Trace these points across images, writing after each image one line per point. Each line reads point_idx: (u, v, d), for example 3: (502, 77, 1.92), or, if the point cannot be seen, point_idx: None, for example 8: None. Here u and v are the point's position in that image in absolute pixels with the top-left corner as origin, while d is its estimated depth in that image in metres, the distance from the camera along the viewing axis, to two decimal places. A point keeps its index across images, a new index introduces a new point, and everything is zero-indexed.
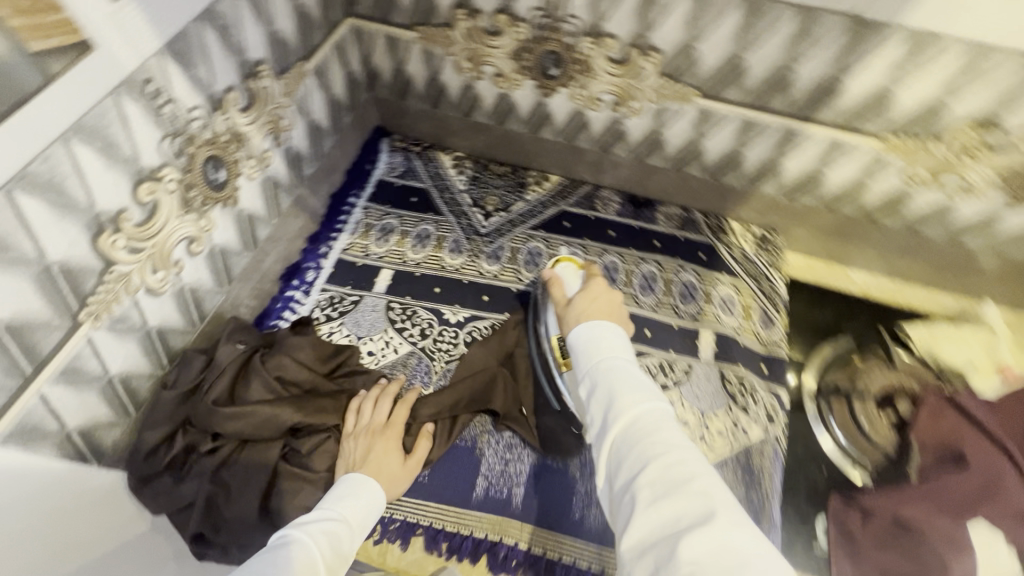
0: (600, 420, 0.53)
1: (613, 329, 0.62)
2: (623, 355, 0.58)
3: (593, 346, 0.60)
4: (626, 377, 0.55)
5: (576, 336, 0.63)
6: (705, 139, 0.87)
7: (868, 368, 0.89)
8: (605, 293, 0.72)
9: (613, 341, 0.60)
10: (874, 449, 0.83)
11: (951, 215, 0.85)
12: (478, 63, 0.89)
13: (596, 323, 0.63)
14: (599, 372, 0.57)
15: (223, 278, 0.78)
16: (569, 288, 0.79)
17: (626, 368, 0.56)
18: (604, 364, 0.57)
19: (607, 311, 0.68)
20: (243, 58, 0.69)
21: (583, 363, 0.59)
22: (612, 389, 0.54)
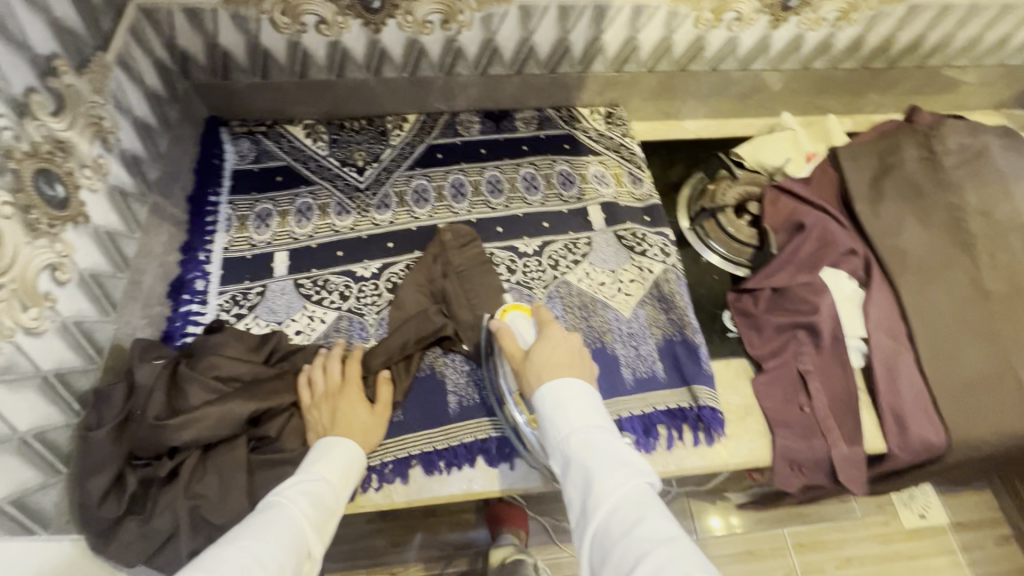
0: (580, 514, 0.55)
1: (580, 391, 0.63)
2: (596, 423, 0.61)
3: (561, 409, 0.62)
4: (600, 451, 0.57)
5: (541, 401, 0.64)
6: (533, 36, 0.95)
7: (721, 189, 1.06)
8: (563, 340, 0.70)
9: (583, 408, 0.62)
10: (744, 248, 1.01)
11: (738, 46, 1.03)
12: (296, 15, 0.87)
13: (563, 383, 0.64)
14: (572, 449, 0.59)
15: (106, 306, 0.71)
16: (524, 341, 0.76)
17: (598, 440, 0.58)
18: (576, 438, 0.59)
19: (568, 363, 0.67)
20: (32, 54, 0.61)
21: (552, 435, 0.61)
22: (587, 468, 0.56)
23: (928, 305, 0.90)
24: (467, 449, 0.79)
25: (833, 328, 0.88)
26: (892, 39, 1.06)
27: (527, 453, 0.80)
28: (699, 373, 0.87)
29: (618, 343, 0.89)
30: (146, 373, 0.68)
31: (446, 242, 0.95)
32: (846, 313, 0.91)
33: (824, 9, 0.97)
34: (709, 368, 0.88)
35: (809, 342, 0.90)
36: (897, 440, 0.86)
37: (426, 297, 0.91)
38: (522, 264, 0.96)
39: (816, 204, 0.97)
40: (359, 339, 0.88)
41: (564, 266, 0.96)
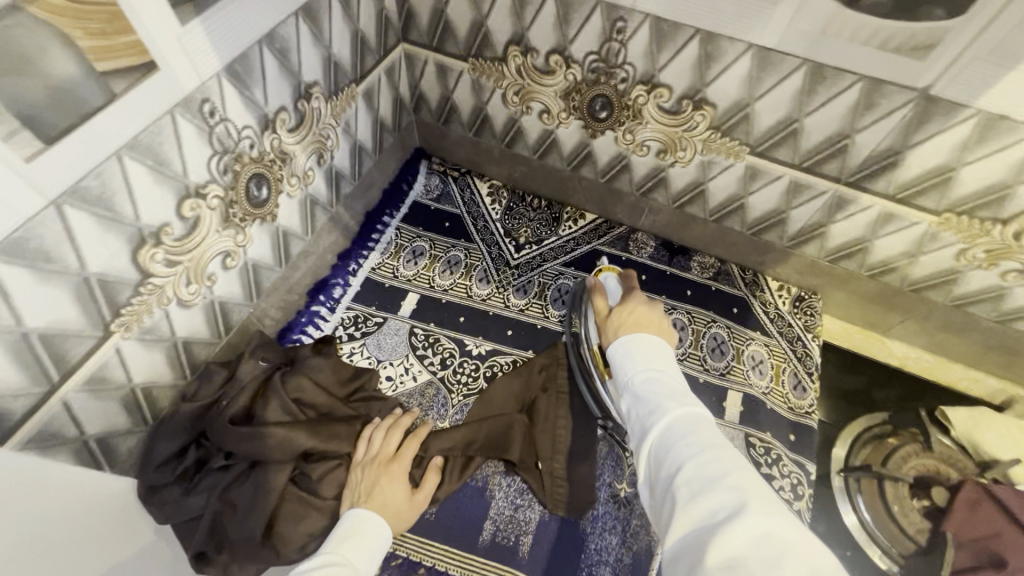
0: (637, 430, 0.51)
1: (655, 343, 0.61)
2: (667, 367, 0.57)
3: (634, 352, 0.60)
4: (667, 385, 0.54)
5: (614, 349, 0.63)
6: (750, 195, 0.85)
7: (903, 449, 0.85)
8: (643, 306, 0.71)
9: (655, 353, 0.59)
10: (902, 537, 0.79)
11: (1005, 298, 0.81)
12: (526, 98, 0.89)
13: (638, 335, 0.63)
14: (639, 384, 0.55)
15: (252, 292, 0.78)
16: (610, 301, 0.79)
17: (666, 377, 0.55)
18: (644, 375, 0.56)
19: (647, 323, 0.67)
20: (297, 80, 0.69)
21: (622, 375, 0.59)
22: (651, 396, 0.53)
23: None
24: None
25: None
26: None
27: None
28: None
29: None
30: (247, 372, 0.73)
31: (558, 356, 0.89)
32: None
33: None
34: None
35: None
36: None
37: (516, 402, 0.86)
38: None
39: None
40: (436, 413, 0.86)
41: None
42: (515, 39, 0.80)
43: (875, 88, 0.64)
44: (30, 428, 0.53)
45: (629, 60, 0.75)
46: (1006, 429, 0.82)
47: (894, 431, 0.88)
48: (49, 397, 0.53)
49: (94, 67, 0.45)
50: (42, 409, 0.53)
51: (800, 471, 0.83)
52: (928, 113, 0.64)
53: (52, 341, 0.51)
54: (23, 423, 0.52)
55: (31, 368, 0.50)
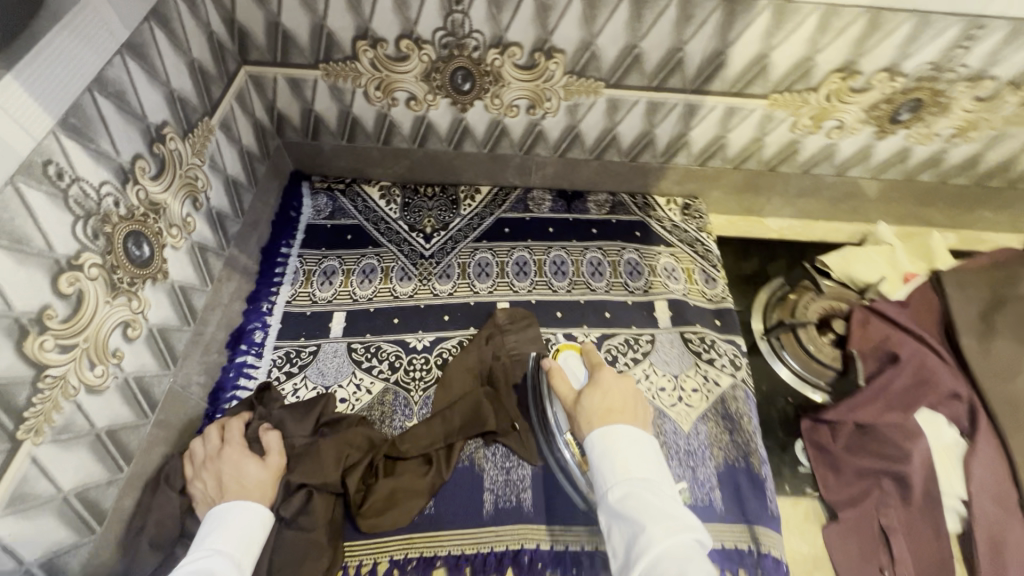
0: (627, 554, 0.54)
1: (638, 441, 0.61)
2: (647, 471, 0.59)
3: (610, 455, 0.60)
4: (650, 499, 0.56)
5: (591, 446, 0.62)
6: (618, 126, 0.94)
7: (801, 300, 0.99)
8: (616, 382, 0.68)
9: (635, 452, 0.60)
10: (824, 369, 0.92)
11: (836, 153, 0.97)
12: (389, 90, 0.89)
13: (613, 429, 0.62)
14: (619, 500, 0.57)
15: (167, 359, 0.72)
16: (574, 382, 0.75)
17: (645, 488, 0.57)
18: (623, 487, 0.58)
19: (621, 409, 0.65)
20: (145, 123, 0.65)
21: (600, 480, 0.60)
22: (635, 518, 0.54)
23: None
24: (500, 558, 0.74)
25: (925, 483, 0.79)
26: (1014, 160, 0.96)
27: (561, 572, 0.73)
28: (762, 514, 0.78)
29: (673, 461, 0.82)
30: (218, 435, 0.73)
31: (501, 324, 0.92)
32: (942, 467, 0.80)
33: (938, 125, 0.90)
34: (774, 507, 0.79)
35: (897, 495, 0.79)
36: None
37: (478, 380, 0.88)
38: None
39: (914, 333, 0.88)
40: (402, 416, 0.85)
41: (623, 363, 0.91)
42: (360, 33, 0.80)
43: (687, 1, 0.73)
44: None
45: (476, 28, 0.79)
46: (870, 257, 1.00)
47: (792, 288, 1.02)
48: None
49: None
50: None
51: (734, 349, 0.93)
52: (733, 13, 0.74)
53: None
54: None
55: None
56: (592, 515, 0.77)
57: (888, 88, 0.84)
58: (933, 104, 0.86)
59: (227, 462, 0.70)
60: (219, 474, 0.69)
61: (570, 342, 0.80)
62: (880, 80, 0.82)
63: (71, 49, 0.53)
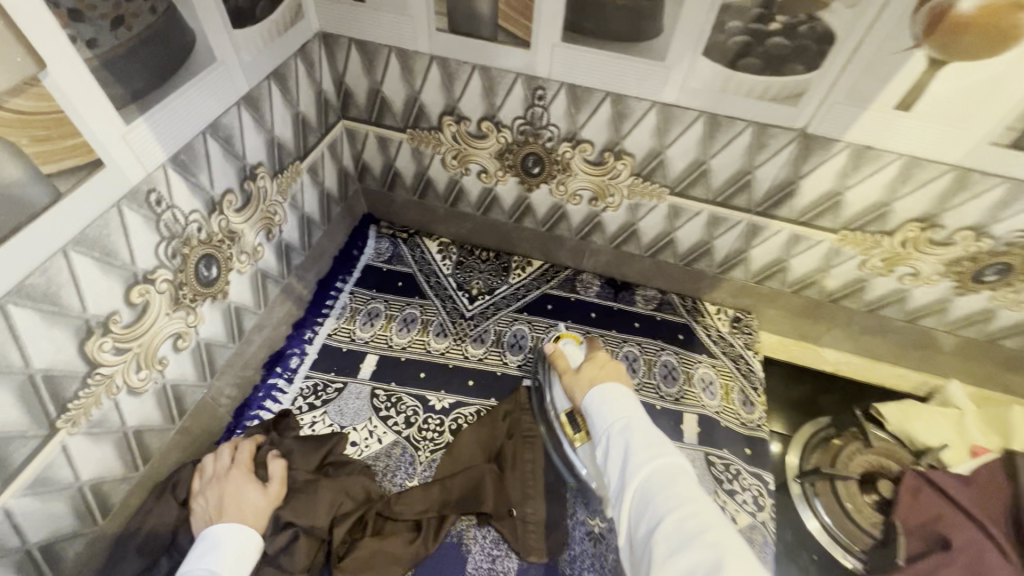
0: (617, 479, 0.57)
1: (626, 393, 0.65)
2: (637, 412, 0.62)
3: (608, 398, 0.65)
4: (645, 429, 0.59)
5: (589, 396, 0.67)
6: (677, 231, 0.94)
7: (847, 448, 0.91)
8: (610, 359, 0.74)
9: (626, 399, 0.64)
10: (859, 533, 0.83)
11: (908, 299, 0.91)
12: (464, 161, 0.95)
13: (608, 386, 0.67)
14: (616, 430, 0.60)
15: (206, 372, 0.77)
16: (573, 361, 0.80)
17: (636, 426, 0.60)
18: (621, 419, 0.61)
19: (611, 376, 0.70)
20: (243, 163, 0.73)
21: (597, 422, 0.63)
22: (630, 442, 0.58)
23: None
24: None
25: None
26: None
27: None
28: None
29: None
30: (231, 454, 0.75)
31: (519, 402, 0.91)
32: None
33: None
34: None
35: None
36: None
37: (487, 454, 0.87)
38: None
39: (978, 520, 0.75)
40: (404, 475, 0.85)
41: None
42: (448, 109, 0.87)
43: (763, 132, 0.74)
44: None
45: (552, 122, 0.83)
46: (932, 417, 0.91)
47: (838, 433, 0.94)
48: None
49: (39, 170, 0.47)
50: None
51: (760, 485, 0.87)
52: (809, 149, 0.74)
53: None
54: None
55: None
56: None
57: (973, 247, 0.79)
58: None
59: (230, 483, 0.71)
60: (221, 494, 0.70)
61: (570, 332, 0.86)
62: (965, 237, 0.78)
63: (197, 98, 0.61)
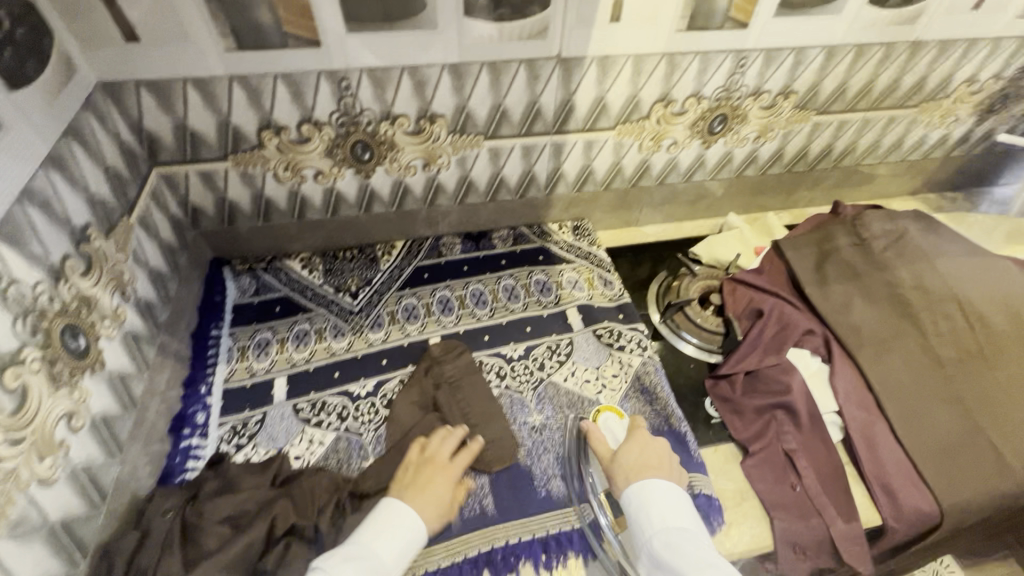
0: None
1: (667, 491, 0.76)
2: (677, 521, 0.73)
3: (646, 507, 0.75)
4: (682, 543, 0.70)
5: (629, 500, 0.77)
6: (503, 170, 1.11)
7: (683, 283, 1.17)
8: (651, 442, 0.85)
9: (666, 504, 0.75)
10: (713, 336, 1.10)
11: (678, 163, 1.20)
12: (297, 169, 1.00)
13: (643, 484, 0.77)
14: (656, 549, 0.71)
15: (112, 447, 0.73)
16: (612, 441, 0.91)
17: (677, 537, 0.70)
18: (659, 538, 0.72)
19: (657, 464, 0.81)
20: (71, 226, 0.70)
21: (639, 531, 0.74)
22: (670, 559, 0.69)
23: (892, 376, 0.98)
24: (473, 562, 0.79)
25: (808, 405, 0.95)
26: (806, 148, 1.24)
27: (529, 559, 0.80)
28: (688, 463, 0.90)
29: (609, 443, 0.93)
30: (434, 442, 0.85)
31: (435, 357, 1.02)
32: (816, 391, 0.99)
33: (745, 131, 1.16)
34: (697, 456, 0.92)
35: (790, 423, 0.95)
36: (891, 511, 0.88)
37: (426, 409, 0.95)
38: (510, 368, 1.03)
39: (771, 291, 1.08)
40: (357, 458, 0.89)
41: (549, 367, 1.03)
42: (264, 123, 0.92)
43: (532, 65, 0.93)
44: None
45: (366, 107, 0.93)
46: (726, 241, 1.24)
47: (675, 277, 1.20)
48: None
49: None
50: None
51: (639, 333, 1.08)
52: (569, 69, 0.95)
53: None
54: None
55: None
56: (550, 504, 0.86)
57: (699, 108, 1.08)
58: (735, 116, 1.12)
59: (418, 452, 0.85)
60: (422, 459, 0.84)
61: (611, 406, 0.96)
62: (691, 103, 1.07)
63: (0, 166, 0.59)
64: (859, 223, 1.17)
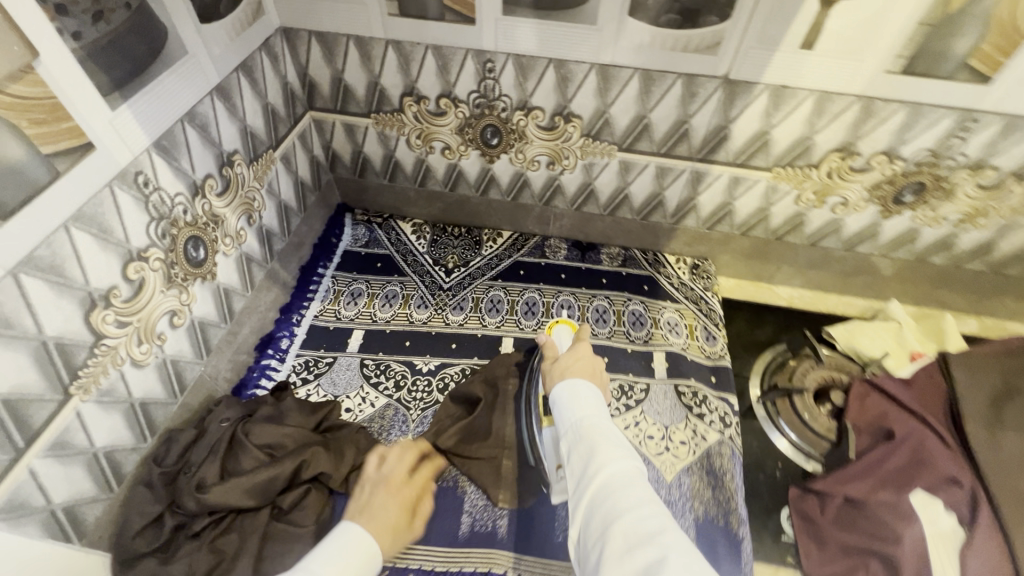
0: (576, 479, 0.54)
1: (596, 396, 0.62)
2: (601, 413, 0.60)
3: (571, 402, 0.61)
4: (602, 435, 0.56)
5: (556, 394, 0.64)
6: (630, 186, 1.02)
7: (802, 368, 0.99)
8: (589, 354, 0.71)
9: (592, 407, 0.60)
10: (819, 440, 0.91)
11: (843, 227, 1.00)
12: (428, 140, 1.02)
13: (575, 385, 0.64)
14: (581, 427, 0.58)
15: (247, 283, 0.92)
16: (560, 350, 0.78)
17: (598, 424, 0.58)
18: (587, 420, 0.58)
19: (590, 373, 0.68)
20: (220, 150, 0.79)
21: (563, 422, 0.60)
22: (603, 498, 0.50)
23: None
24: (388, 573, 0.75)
25: (917, 566, 0.74)
26: None
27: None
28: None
29: None
30: (392, 462, 0.79)
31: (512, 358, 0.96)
32: (938, 555, 0.75)
33: (944, 210, 0.92)
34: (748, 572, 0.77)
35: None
36: None
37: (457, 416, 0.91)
38: None
39: (915, 412, 0.87)
40: (398, 432, 0.91)
41: (615, 408, 0.94)
42: (408, 90, 0.94)
43: (691, 81, 0.82)
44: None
45: (504, 92, 0.90)
46: (875, 333, 1.01)
47: (794, 355, 1.02)
48: (15, 464, 0.55)
49: (40, 150, 0.53)
50: (7, 480, 0.55)
51: (726, 405, 0.94)
52: (735, 93, 0.82)
53: (17, 406, 0.54)
54: None
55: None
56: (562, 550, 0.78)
57: (889, 169, 0.88)
58: (936, 189, 0.89)
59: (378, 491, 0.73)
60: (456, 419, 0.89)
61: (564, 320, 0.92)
62: (879, 161, 0.87)
63: (173, 87, 0.68)
64: None
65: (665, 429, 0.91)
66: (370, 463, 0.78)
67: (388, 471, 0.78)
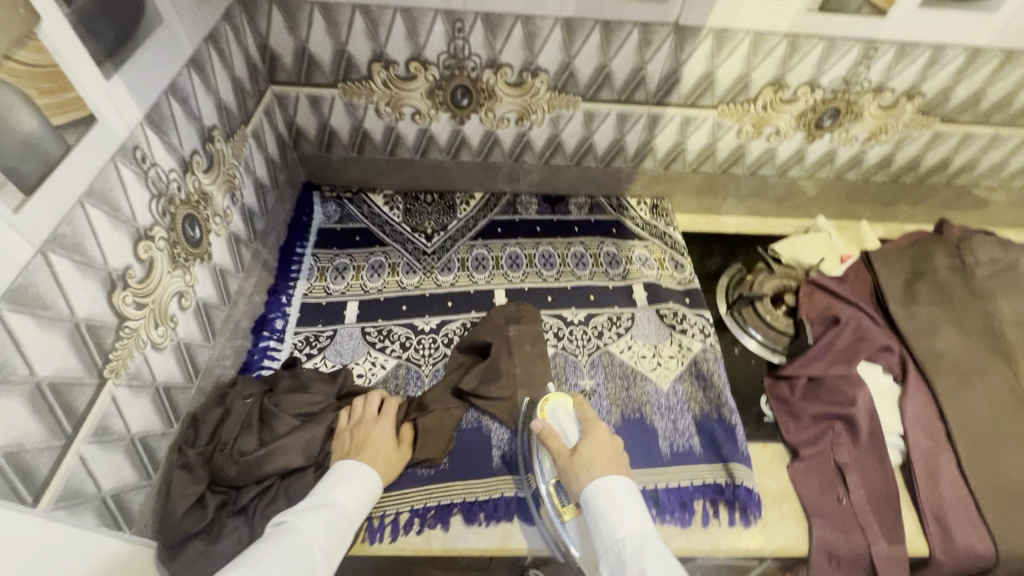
0: None
1: (630, 494, 0.68)
2: (641, 527, 0.65)
3: (610, 515, 0.66)
4: (645, 556, 0.61)
5: (589, 496, 0.68)
6: (594, 134, 1.10)
7: (757, 279, 1.14)
8: (607, 439, 0.75)
9: (631, 521, 0.65)
10: (781, 335, 1.06)
11: (776, 155, 1.14)
12: (398, 106, 1.04)
13: (608, 482, 0.68)
14: (626, 551, 0.62)
15: (238, 264, 0.90)
16: (568, 435, 0.79)
17: (645, 542, 0.63)
18: (631, 540, 0.63)
19: (613, 461, 0.72)
20: (201, 125, 0.77)
21: (605, 535, 0.65)
22: None
23: (969, 413, 0.92)
24: (439, 509, 0.81)
25: (869, 420, 0.91)
26: (921, 158, 1.16)
27: (486, 515, 0.81)
28: (733, 455, 0.89)
29: (656, 415, 0.94)
30: (360, 406, 0.84)
31: (509, 309, 1.02)
32: (883, 409, 0.94)
33: (855, 130, 1.09)
34: (745, 448, 0.91)
35: (848, 433, 0.92)
36: (940, 543, 0.84)
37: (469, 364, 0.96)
38: (568, 332, 1.04)
39: (852, 301, 1.04)
40: (414, 387, 0.95)
41: (607, 337, 1.04)
42: (376, 56, 0.95)
43: (646, 29, 0.91)
44: (55, 489, 0.53)
45: (473, 52, 0.94)
46: (811, 244, 1.18)
47: (749, 271, 1.17)
48: (67, 452, 0.54)
49: (51, 121, 0.51)
50: (62, 467, 0.54)
51: (703, 320, 1.07)
52: (684, 38, 0.92)
53: (61, 390, 0.53)
54: (49, 484, 0.52)
55: (48, 422, 0.52)
56: None
57: (811, 98, 1.02)
58: (848, 112, 1.05)
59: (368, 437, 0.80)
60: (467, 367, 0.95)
61: (560, 393, 0.84)
62: (804, 92, 1.01)
63: (156, 59, 0.65)
64: (964, 244, 1.08)
65: (654, 347, 1.02)
66: (341, 417, 0.83)
67: (362, 415, 0.83)
